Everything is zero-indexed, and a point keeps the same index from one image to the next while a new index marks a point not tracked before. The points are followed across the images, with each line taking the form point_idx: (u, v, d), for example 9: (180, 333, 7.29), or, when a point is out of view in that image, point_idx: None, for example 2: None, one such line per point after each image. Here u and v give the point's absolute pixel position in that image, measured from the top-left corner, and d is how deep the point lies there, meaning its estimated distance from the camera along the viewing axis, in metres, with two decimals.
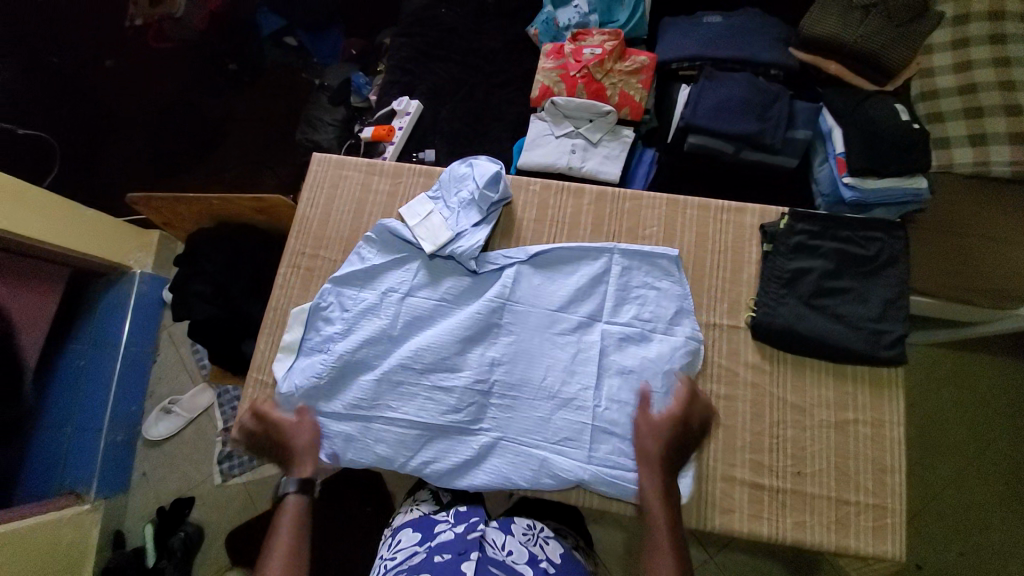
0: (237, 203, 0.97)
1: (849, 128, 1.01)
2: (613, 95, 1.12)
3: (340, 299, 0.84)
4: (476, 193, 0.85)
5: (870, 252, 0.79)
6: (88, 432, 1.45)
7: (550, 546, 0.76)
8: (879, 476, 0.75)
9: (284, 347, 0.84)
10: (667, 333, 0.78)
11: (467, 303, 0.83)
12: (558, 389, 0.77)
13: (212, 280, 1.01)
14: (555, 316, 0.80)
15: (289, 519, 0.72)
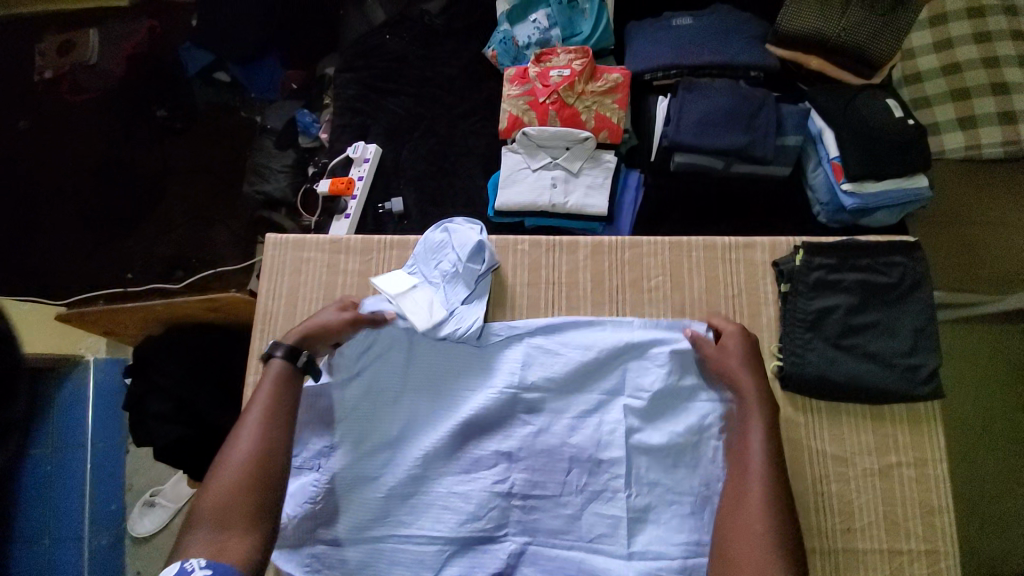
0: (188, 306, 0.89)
1: (841, 129, 0.96)
2: (589, 119, 1.03)
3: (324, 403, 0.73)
4: (460, 265, 0.76)
5: (894, 279, 0.73)
6: (67, 542, 1.30)
7: None
8: (928, 519, 0.70)
9: None
10: (692, 399, 0.70)
11: (473, 392, 0.73)
12: (585, 481, 0.69)
13: (170, 395, 0.88)
14: (571, 396, 0.73)
15: (271, 384, 0.66)
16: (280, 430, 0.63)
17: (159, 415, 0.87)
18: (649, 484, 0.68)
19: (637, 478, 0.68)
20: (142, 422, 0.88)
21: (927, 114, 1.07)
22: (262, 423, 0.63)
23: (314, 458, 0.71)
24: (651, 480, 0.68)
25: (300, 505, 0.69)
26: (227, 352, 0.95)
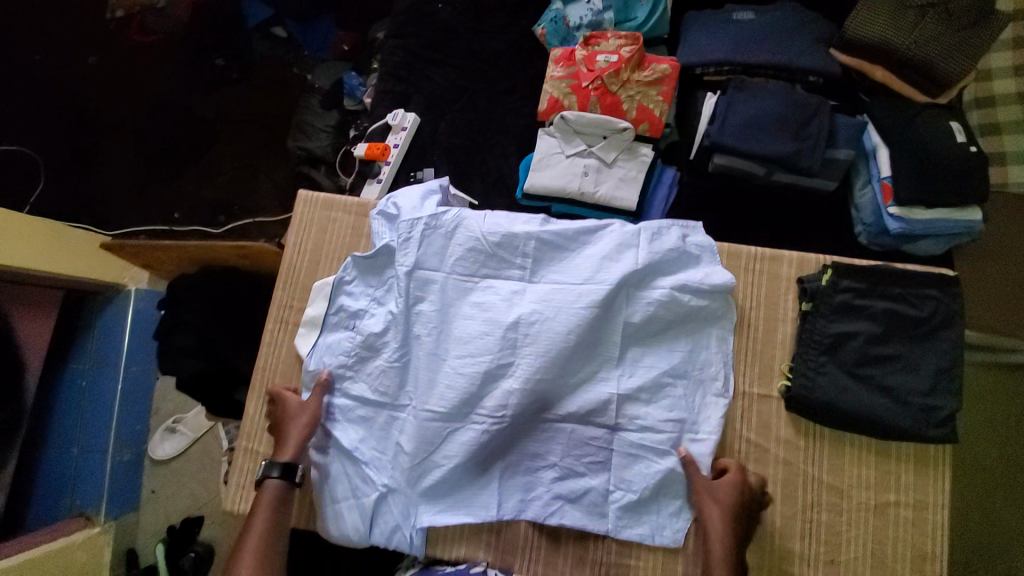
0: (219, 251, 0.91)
1: (897, 150, 0.90)
2: (630, 109, 1.00)
3: (362, 275, 0.83)
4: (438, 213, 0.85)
5: (923, 314, 0.69)
6: (95, 453, 1.42)
7: None
8: (919, 565, 0.67)
9: (307, 322, 0.84)
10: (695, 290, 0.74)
11: (495, 276, 0.80)
12: (582, 371, 0.75)
13: (196, 332, 0.94)
14: (580, 285, 0.76)
15: (266, 509, 0.73)
16: (274, 564, 0.70)
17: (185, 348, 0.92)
18: (645, 367, 0.74)
19: (632, 361, 0.75)
20: (170, 352, 0.94)
21: (995, 141, 1.00)
22: (257, 550, 0.70)
23: (351, 318, 0.81)
24: (647, 364, 0.75)
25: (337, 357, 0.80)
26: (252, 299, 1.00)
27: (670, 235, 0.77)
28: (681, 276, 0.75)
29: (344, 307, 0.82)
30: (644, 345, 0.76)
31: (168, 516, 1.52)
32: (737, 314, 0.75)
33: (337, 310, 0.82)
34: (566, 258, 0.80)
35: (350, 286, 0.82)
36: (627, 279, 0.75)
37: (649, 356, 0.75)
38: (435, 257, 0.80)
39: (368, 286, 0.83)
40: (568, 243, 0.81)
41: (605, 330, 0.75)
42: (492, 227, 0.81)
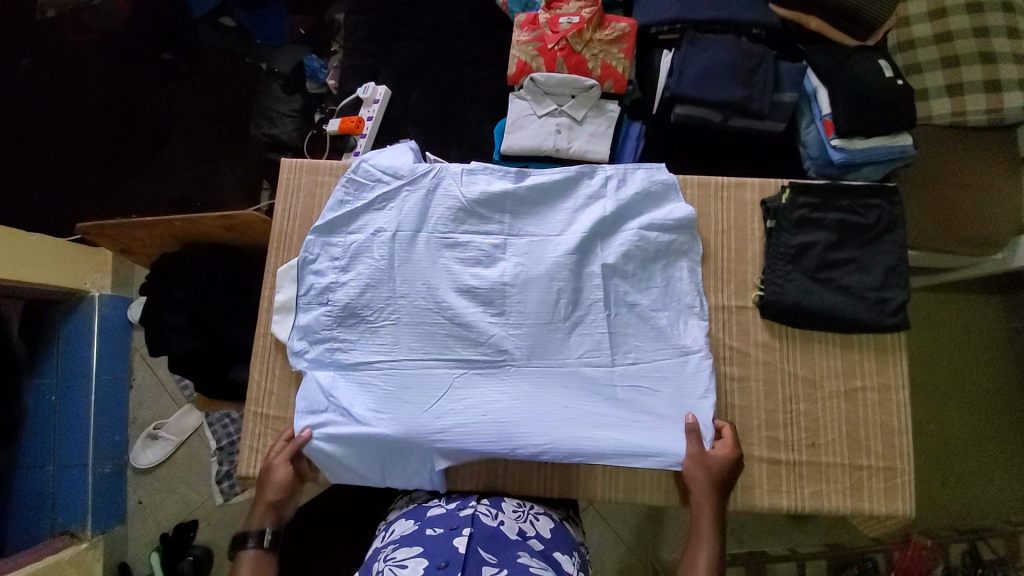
0: (207, 225, 0.95)
1: (835, 89, 1.00)
2: (595, 67, 1.06)
3: (328, 249, 0.85)
4: (403, 170, 0.87)
5: (870, 221, 0.79)
6: (73, 468, 1.35)
7: (540, 522, 0.78)
8: (888, 439, 0.77)
9: (280, 308, 0.85)
10: (663, 230, 0.82)
11: (473, 232, 0.85)
12: (570, 311, 0.81)
13: (188, 310, 0.98)
14: (551, 236, 0.84)
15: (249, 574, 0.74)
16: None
17: (177, 325, 0.97)
18: (627, 305, 0.81)
19: (616, 299, 0.81)
20: (164, 330, 0.97)
21: (918, 80, 1.12)
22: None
23: (325, 292, 0.84)
24: (629, 301, 0.81)
25: (320, 331, 0.83)
26: (239, 272, 1.03)
27: (635, 180, 0.84)
28: (647, 220, 0.83)
29: (314, 285, 0.84)
30: (625, 284, 0.82)
31: (160, 524, 1.43)
32: (702, 248, 0.83)
33: (309, 287, 0.84)
34: (542, 208, 0.86)
35: (317, 264, 0.85)
36: (599, 225, 0.83)
37: (634, 296, 0.81)
38: (414, 218, 0.85)
39: (333, 259, 0.85)
40: (542, 194, 0.86)
41: (585, 273, 0.82)
42: (468, 183, 0.87)
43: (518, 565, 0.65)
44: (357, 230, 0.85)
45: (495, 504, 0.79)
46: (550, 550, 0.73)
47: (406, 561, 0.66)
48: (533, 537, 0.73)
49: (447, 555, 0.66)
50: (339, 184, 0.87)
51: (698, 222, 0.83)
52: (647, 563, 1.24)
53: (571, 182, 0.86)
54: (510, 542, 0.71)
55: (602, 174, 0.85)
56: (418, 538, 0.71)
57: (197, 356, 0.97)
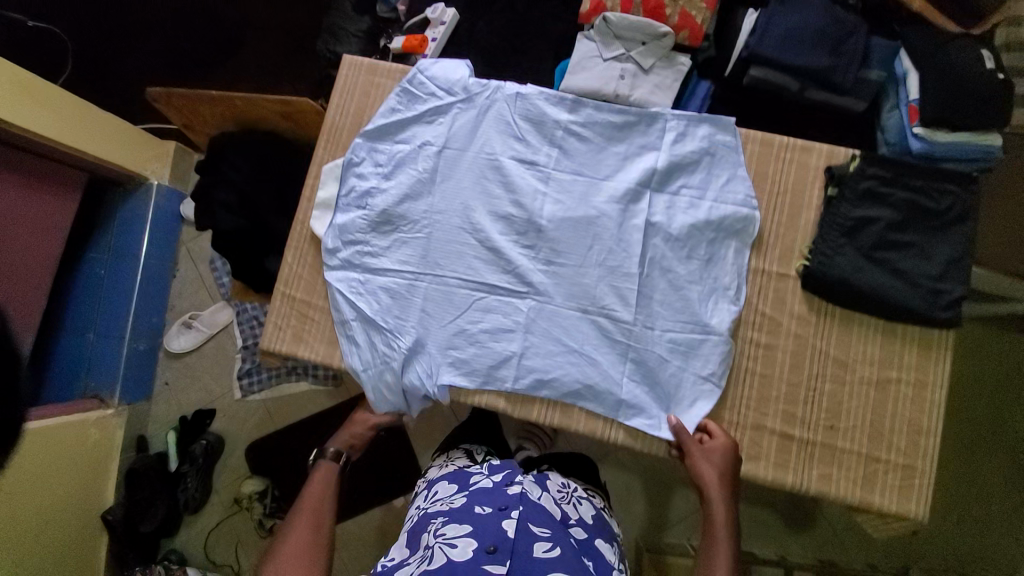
0: (265, 107, 0.97)
1: (928, 72, 0.92)
2: (673, 15, 1.01)
3: (373, 154, 0.84)
4: (458, 86, 0.84)
5: (942, 207, 0.73)
6: (109, 339, 1.41)
7: (581, 506, 0.84)
8: (913, 437, 0.73)
9: (319, 204, 0.84)
10: (718, 202, 0.77)
11: (518, 160, 0.82)
12: (604, 259, 0.78)
13: (237, 189, 1.02)
14: (597, 179, 0.80)
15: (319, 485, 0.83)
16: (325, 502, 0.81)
17: (225, 203, 1.01)
18: (662, 269, 0.77)
19: (652, 261, 0.77)
20: (213, 205, 1.02)
21: (1023, 83, 1.02)
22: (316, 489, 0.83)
23: (363, 196, 0.83)
24: (664, 266, 0.77)
25: (352, 233, 0.82)
26: (288, 164, 1.06)
27: (696, 136, 0.79)
28: (699, 192, 0.78)
29: (354, 188, 0.83)
30: (665, 249, 0.77)
31: (180, 409, 1.51)
32: (757, 231, 0.77)
33: (349, 189, 0.83)
34: (592, 148, 0.82)
35: (360, 168, 0.84)
36: (649, 178, 0.79)
37: (673, 261, 0.77)
38: (462, 137, 0.83)
39: (377, 165, 0.84)
40: (596, 133, 0.82)
41: (627, 224, 0.78)
42: (521, 109, 0.83)
43: (570, 558, 0.69)
44: (404, 141, 0.84)
45: (541, 483, 0.83)
46: (591, 535, 0.79)
47: (456, 540, 0.70)
48: (576, 522, 0.79)
49: (496, 537, 0.69)
50: (393, 92, 0.85)
51: (752, 179, 0.79)
52: (632, 540, 1.24)
53: (631, 126, 0.81)
54: (558, 525, 0.75)
55: (662, 127, 0.80)
56: (466, 514, 0.74)
57: (237, 236, 1.01)
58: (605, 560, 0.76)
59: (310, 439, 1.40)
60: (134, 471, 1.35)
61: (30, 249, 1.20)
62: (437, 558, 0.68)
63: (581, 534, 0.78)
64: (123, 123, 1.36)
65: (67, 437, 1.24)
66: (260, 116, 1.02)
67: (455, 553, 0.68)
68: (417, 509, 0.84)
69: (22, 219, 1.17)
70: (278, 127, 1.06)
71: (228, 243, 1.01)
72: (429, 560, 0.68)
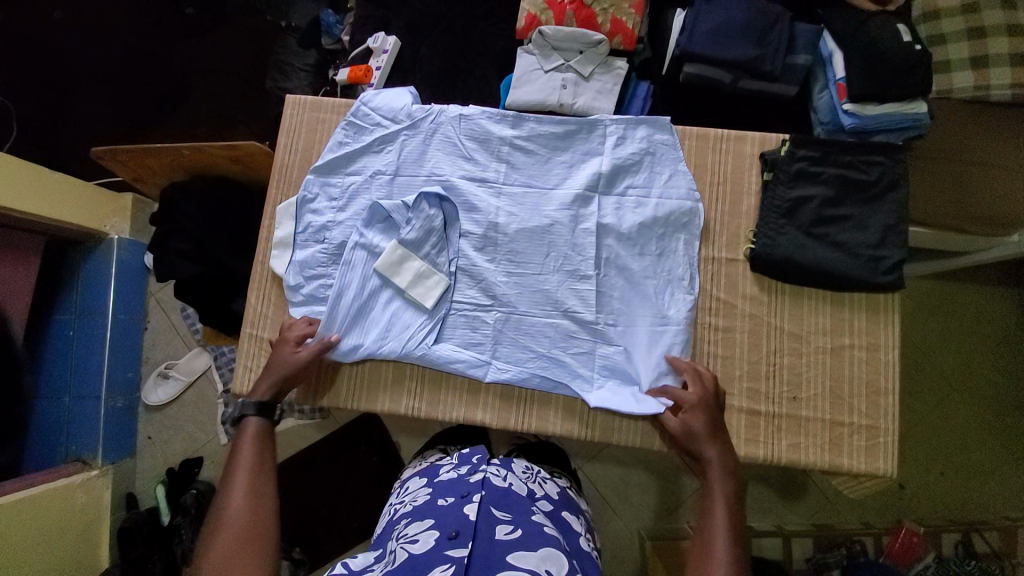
0: (214, 154, 0.98)
1: (850, 51, 0.97)
2: (604, 22, 1.05)
3: (326, 189, 0.86)
4: (403, 114, 0.87)
5: (871, 178, 0.77)
6: (87, 400, 1.40)
7: (547, 484, 0.90)
8: (872, 398, 0.77)
9: (278, 243, 0.85)
10: (664, 197, 0.81)
11: (469, 179, 0.84)
12: (562, 264, 0.80)
13: (194, 237, 1.02)
14: (548, 190, 0.83)
15: (251, 439, 0.72)
16: (266, 487, 0.68)
17: (185, 250, 1.01)
18: (620, 265, 0.80)
19: (607, 260, 0.80)
20: (174, 254, 1.02)
21: (940, 51, 1.05)
22: (245, 488, 0.67)
23: (321, 231, 0.84)
24: (621, 261, 0.80)
25: (314, 268, 0.83)
26: (246, 205, 1.07)
27: (635, 137, 0.83)
28: (644, 191, 0.81)
29: (311, 223, 0.85)
30: (618, 245, 0.80)
31: (167, 461, 1.49)
32: (702, 222, 0.81)
33: (306, 225, 0.85)
34: (539, 160, 0.85)
35: (315, 204, 0.85)
36: (595, 181, 0.82)
37: (626, 254, 0.80)
38: (412, 163, 0.85)
39: (331, 200, 0.85)
40: (540, 145, 0.85)
41: (579, 229, 0.81)
42: (466, 130, 0.86)
43: (531, 533, 0.71)
44: (356, 172, 0.86)
45: (506, 465, 0.89)
46: (558, 508, 0.85)
47: (417, 535, 0.71)
48: (543, 498, 0.85)
49: (457, 524, 0.72)
50: (339, 127, 0.87)
51: (691, 172, 0.82)
52: (634, 531, 1.25)
53: (575, 134, 0.84)
54: (520, 504, 0.79)
55: (602, 137, 0.84)
56: (428, 510, 0.77)
57: (200, 281, 1.02)
58: (573, 530, 0.81)
59: (300, 475, 1.38)
60: (123, 530, 1.34)
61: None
62: (399, 555, 0.68)
63: (548, 506, 0.84)
64: (80, 182, 1.35)
65: (53, 505, 1.21)
66: (211, 161, 1.03)
67: (416, 547, 0.69)
68: (390, 505, 0.89)
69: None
70: (231, 171, 1.07)
71: (194, 290, 1.02)
72: (391, 561, 0.68)
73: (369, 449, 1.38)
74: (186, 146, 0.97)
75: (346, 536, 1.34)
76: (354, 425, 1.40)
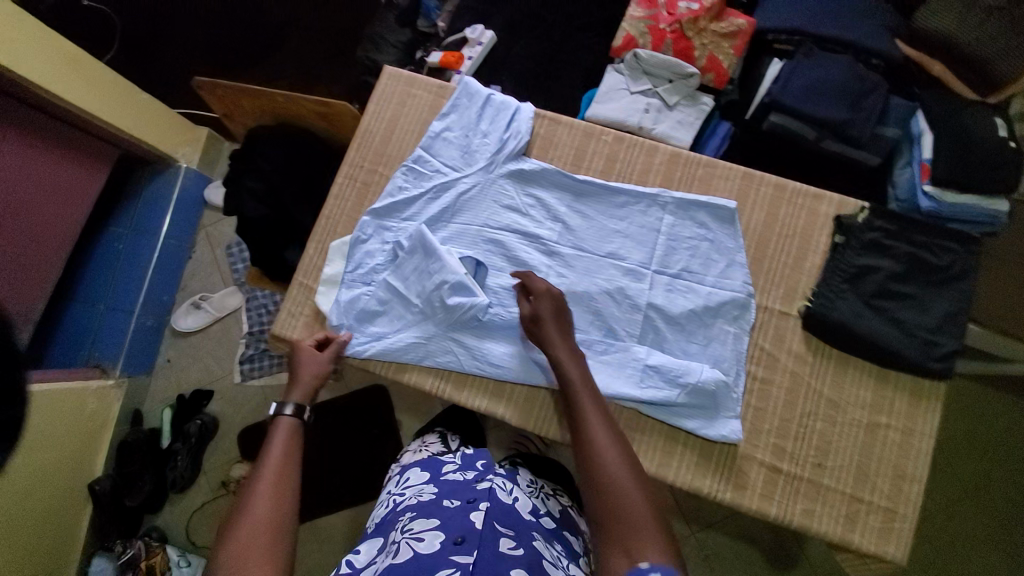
0: (306, 106, 1.03)
1: (941, 134, 0.95)
2: (701, 57, 1.06)
3: (381, 232, 0.86)
4: (481, 134, 0.88)
5: (942, 263, 0.76)
6: (120, 312, 1.45)
7: (549, 500, 0.89)
8: (896, 481, 0.75)
9: (325, 280, 0.87)
10: (723, 278, 0.80)
11: (531, 214, 0.86)
12: (606, 314, 0.81)
13: (267, 180, 1.07)
14: (609, 239, 0.84)
15: (279, 443, 0.69)
16: (289, 497, 0.64)
17: (256, 193, 1.06)
18: (670, 309, 0.79)
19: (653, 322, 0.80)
20: (244, 192, 1.07)
21: None
22: (269, 498, 0.63)
23: (368, 274, 0.85)
24: (674, 305, 0.79)
25: (357, 311, 0.84)
26: (319, 157, 1.12)
27: (699, 216, 0.82)
28: (698, 277, 0.80)
29: (360, 265, 0.85)
30: (665, 300, 0.80)
31: (179, 386, 1.55)
32: (753, 317, 0.79)
33: (355, 267, 0.85)
34: (602, 205, 0.85)
35: (368, 245, 0.86)
36: (653, 235, 0.83)
37: (681, 292, 0.80)
38: (478, 190, 0.86)
39: (384, 243, 0.86)
40: (597, 210, 0.85)
41: (627, 285, 0.81)
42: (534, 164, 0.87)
43: (532, 554, 0.69)
44: (410, 219, 0.86)
45: (510, 477, 0.89)
46: (558, 527, 0.83)
47: (423, 533, 0.71)
48: (545, 515, 0.84)
49: (462, 529, 0.71)
50: (399, 171, 0.88)
51: (753, 254, 0.82)
52: None
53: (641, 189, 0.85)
54: (523, 522, 0.77)
55: (661, 212, 0.83)
56: (434, 509, 0.76)
57: (262, 223, 1.06)
58: (571, 549, 0.81)
59: None
60: (124, 443, 1.40)
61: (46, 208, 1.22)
62: (403, 551, 0.68)
63: (550, 523, 0.82)
64: (161, 107, 1.43)
65: (64, 402, 1.27)
66: (300, 113, 1.08)
67: (421, 545, 0.69)
68: (389, 493, 0.88)
69: (41, 185, 1.19)
70: (315, 125, 1.12)
71: (256, 231, 1.06)
72: (394, 553, 0.69)
73: (372, 419, 1.40)
74: (283, 94, 1.02)
75: (328, 496, 1.36)
76: (364, 391, 1.43)
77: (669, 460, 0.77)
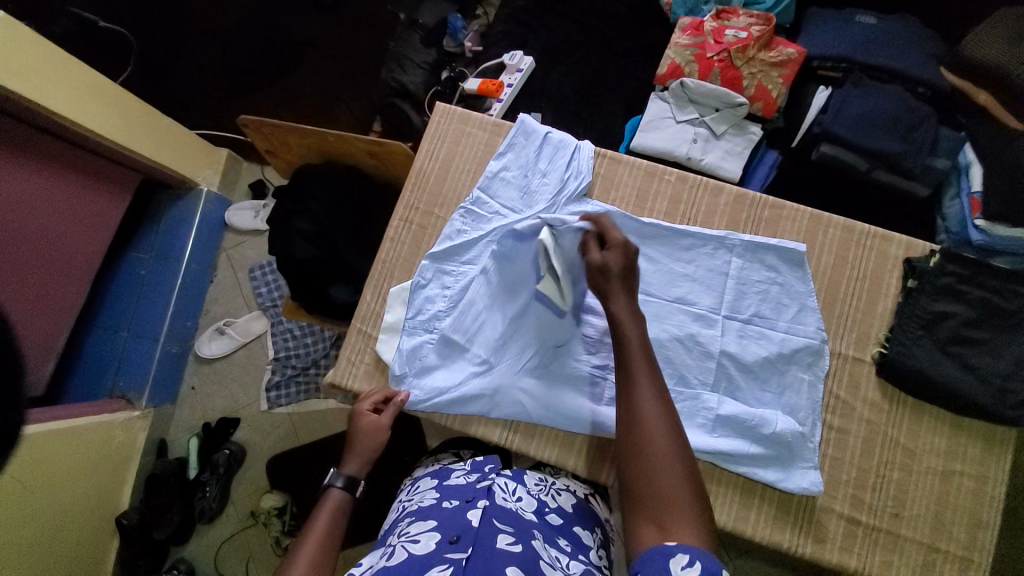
0: (356, 145, 1.01)
1: (991, 164, 0.94)
2: (750, 86, 1.05)
3: (441, 276, 0.84)
4: (542, 175, 0.85)
5: (1014, 308, 0.74)
6: (144, 339, 1.41)
7: (561, 497, 0.81)
8: (972, 529, 0.74)
9: (386, 328, 0.85)
10: (797, 322, 0.79)
11: None
12: (676, 362, 0.79)
13: (315, 219, 1.04)
14: (677, 283, 0.82)
15: (325, 517, 0.67)
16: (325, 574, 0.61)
17: (304, 232, 1.03)
18: (742, 356, 0.78)
19: (727, 369, 0.78)
20: (287, 229, 1.04)
21: None
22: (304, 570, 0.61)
23: (429, 321, 0.82)
24: (745, 352, 0.78)
25: (418, 361, 0.81)
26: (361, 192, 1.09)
27: (768, 260, 0.81)
28: (770, 322, 0.79)
29: (420, 312, 0.83)
30: (738, 347, 0.78)
31: (205, 415, 1.51)
32: (827, 364, 0.78)
33: (415, 314, 0.83)
34: (668, 248, 0.83)
35: (428, 290, 0.84)
36: (721, 279, 0.81)
37: (755, 339, 0.78)
38: None
39: (444, 288, 0.83)
40: (664, 253, 0.83)
41: (697, 332, 0.80)
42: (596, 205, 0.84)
43: (531, 552, 0.63)
44: (471, 263, 0.83)
45: (517, 477, 0.82)
46: (568, 522, 0.77)
47: (419, 536, 0.66)
48: (553, 512, 0.77)
49: (459, 529, 0.66)
50: (458, 212, 0.85)
51: (824, 298, 0.81)
52: None
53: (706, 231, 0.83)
54: (526, 521, 0.71)
55: (729, 255, 0.82)
56: (433, 512, 0.72)
57: (311, 263, 1.04)
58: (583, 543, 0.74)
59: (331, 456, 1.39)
60: (151, 476, 1.36)
61: (71, 240, 1.18)
62: (398, 553, 0.63)
63: (558, 520, 0.75)
64: (183, 131, 1.39)
65: (92, 437, 1.23)
66: (347, 150, 1.06)
67: (416, 547, 0.63)
68: (400, 505, 0.84)
69: (64, 217, 1.15)
70: (360, 161, 1.09)
71: (300, 269, 1.04)
72: (389, 556, 0.63)
73: (405, 448, 1.37)
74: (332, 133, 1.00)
75: (363, 528, 1.33)
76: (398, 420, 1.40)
77: (746, 513, 0.76)
